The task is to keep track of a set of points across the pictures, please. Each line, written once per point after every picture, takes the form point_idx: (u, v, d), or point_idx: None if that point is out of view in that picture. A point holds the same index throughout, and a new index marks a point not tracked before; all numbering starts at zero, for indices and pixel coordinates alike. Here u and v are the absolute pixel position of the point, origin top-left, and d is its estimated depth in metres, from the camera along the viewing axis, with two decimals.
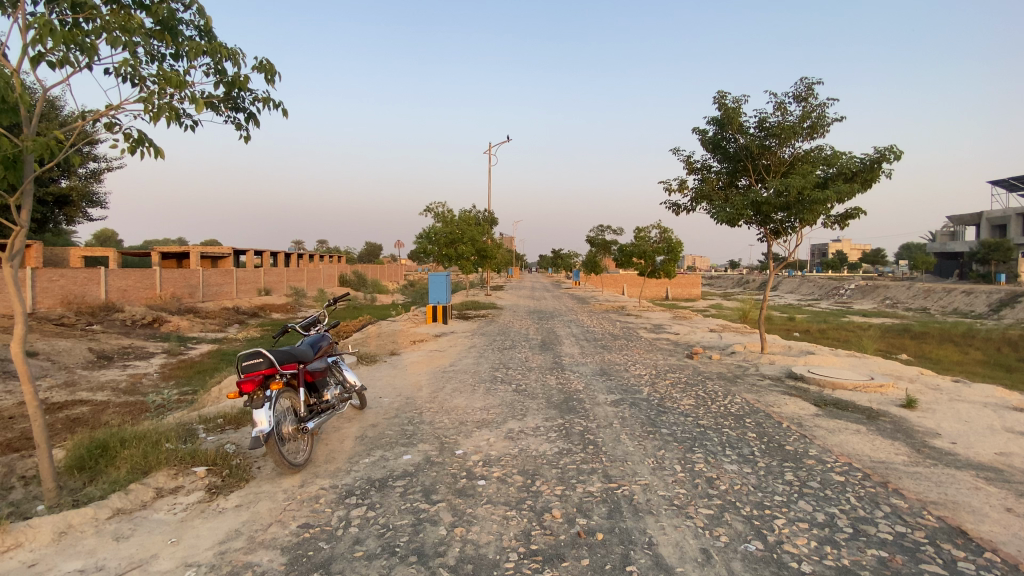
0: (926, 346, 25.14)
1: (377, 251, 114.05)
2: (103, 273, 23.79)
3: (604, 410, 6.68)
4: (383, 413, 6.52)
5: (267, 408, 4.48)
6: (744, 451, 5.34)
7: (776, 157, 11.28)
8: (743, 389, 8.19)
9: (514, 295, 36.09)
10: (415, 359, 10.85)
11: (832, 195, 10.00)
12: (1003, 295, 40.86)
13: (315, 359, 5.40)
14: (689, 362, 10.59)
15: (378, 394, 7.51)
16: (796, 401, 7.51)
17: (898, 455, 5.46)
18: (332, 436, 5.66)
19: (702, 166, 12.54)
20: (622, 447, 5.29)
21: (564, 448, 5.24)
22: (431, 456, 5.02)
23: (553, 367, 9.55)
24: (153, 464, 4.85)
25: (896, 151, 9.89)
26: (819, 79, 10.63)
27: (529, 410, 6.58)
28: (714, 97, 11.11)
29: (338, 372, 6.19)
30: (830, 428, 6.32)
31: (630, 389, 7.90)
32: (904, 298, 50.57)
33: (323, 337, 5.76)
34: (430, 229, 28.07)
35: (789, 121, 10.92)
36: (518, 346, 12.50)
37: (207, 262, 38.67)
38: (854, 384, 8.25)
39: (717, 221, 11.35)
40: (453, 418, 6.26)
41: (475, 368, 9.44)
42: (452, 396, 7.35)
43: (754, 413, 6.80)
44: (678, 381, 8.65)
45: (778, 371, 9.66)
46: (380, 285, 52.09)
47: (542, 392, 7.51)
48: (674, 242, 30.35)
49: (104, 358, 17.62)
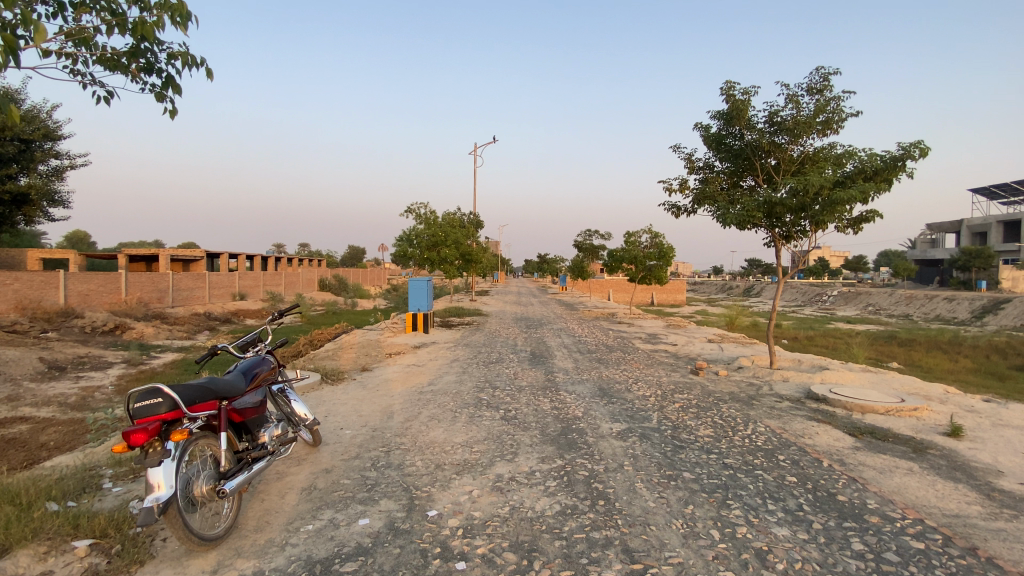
0: (916, 354, 24.60)
1: (359, 254, 111.83)
2: (63, 276, 22.14)
3: (611, 444, 5.60)
4: (342, 452, 5.33)
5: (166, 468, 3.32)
6: (789, 505, 4.25)
7: (786, 155, 10.38)
8: (764, 414, 7.13)
9: (500, 301, 35.05)
10: (390, 376, 9.62)
11: (856, 194, 9.05)
12: (985, 303, 41.00)
13: (247, 393, 4.23)
14: (696, 379, 9.51)
15: (339, 425, 6.30)
16: (827, 430, 6.48)
17: (971, 506, 4.23)
18: (271, 489, 4.46)
19: (704, 165, 11.54)
20: (640, 503, 4.19)
21: (569, 506, 4.11)
22: (396, 522, 3.85)
23: (545, 386, 8.42)
24: (14, 540, 3.41)
25: (922, 147, 9.00)
26: (835, 70, 9.76)
27: (520, 447, 5.44)
28: (720, 89, 10.12)
29: (284, 404, 5.05)
30: (877, 466, 5.24)
31: (637, 416, 6.80)
32: (887, 304, 50.62)
33: (261, 362, 4.58)
34: (412, 231, 26.80)
35: (802, 115, 9.99)
36: (506, 359, 11.32)
37: (179, 265, 36.69)
38: (886, 407, 7.28)
39: (723, 224, 10.33)
40: (427, 459, 5.10)
41: (457, 388, 8.28)
42: (427, 427, 6.17)
43: (786, 448, 5.74)
44: (689, 404, 7.56)
45: (795, 391, 8.65)
46: (362, 289, 50.54)
47: (534, 421, 6.36)
48: (666, 248, 29.35)
49: (56, 367, 15.98)
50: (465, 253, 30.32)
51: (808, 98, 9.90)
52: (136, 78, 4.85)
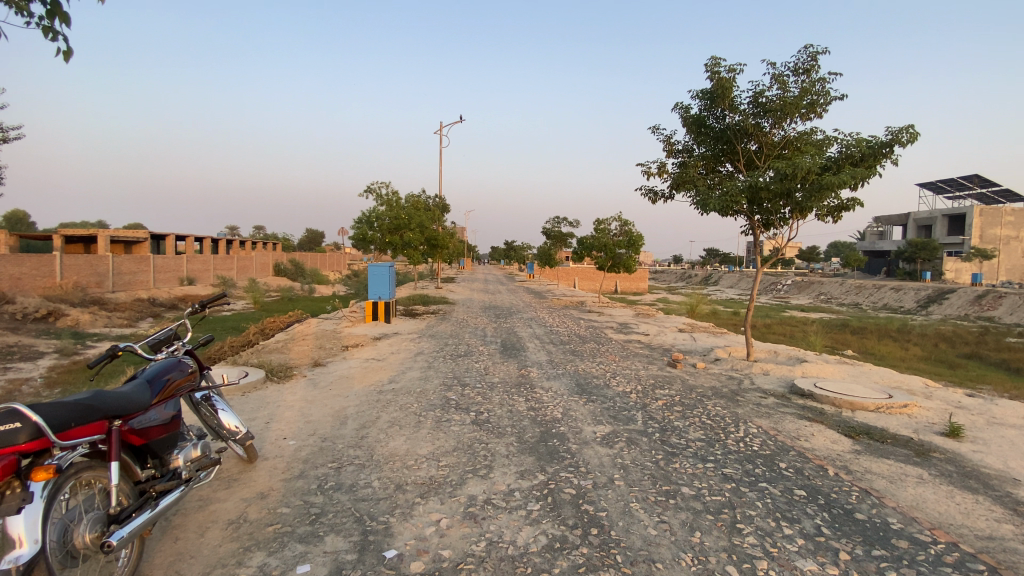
0: (870, 342, 25.31)
1: (319, 238, 108.16)
2: None
3: (597, 452, 4.95)
4: (282, 470, 4.48)
5: (30, 511, 2.44)
6: (805, 527, 3.72)
7: (769, 140, 9.94)
8: (753, 413, 6.65)
9: (465, 288, 34.42)
10: (344, 372, 8.70)
11: (845, 179, 8.67)
12: (930, 292, 43.01)
13: (153, 407, 3.28)
14: (676, 372, 8.98)
15: (282, 434, 5.41)
16: (821, 431, 6.08)
17: (1002, 526, 3.82)
18: (188, 524, 3.57)
19: (682, 149, 10.96)
20: (638, 530, 3.56)
21: (558, 538, 3.42)
22: (344, 571, 3.06)
23: (519, 383, 7.71)
24: None
25: (911, 132, 8.69)
26: (823, 49, 9.33)
27: (494, 459, 4.72)
28: (705, 66, 9.52)
29: (209, 415, 4.15)
30: (886, 475, 4.82)
31: (621, 416, 6.18)
32: (838, 293, 52.49)
33: (173, 367, 3.63)
34: (374, 213, 25.42)
35: (788, 96, 9.53)
36: (475, 351, 10.54)
37: (119, 246, 33.69)
38: (877, 404, 6.96)
39: (705, 210, 9.79)
40: (387, 479, 4.31)
41: (420, 386, 7.49)
42: (386, 435, 5.37)
43: (785, 452, 5.26)
44: (673, 401, 6.99)
45: (779, 385, 8.27)
46: (320, 274, 48.41)
47: (509, 425, 5.65)
48: (635, 235, 29.03)
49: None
50: (429, 238, 29.20)
51: (793, 78, 9.46)
52: (19, 9, 3.85)
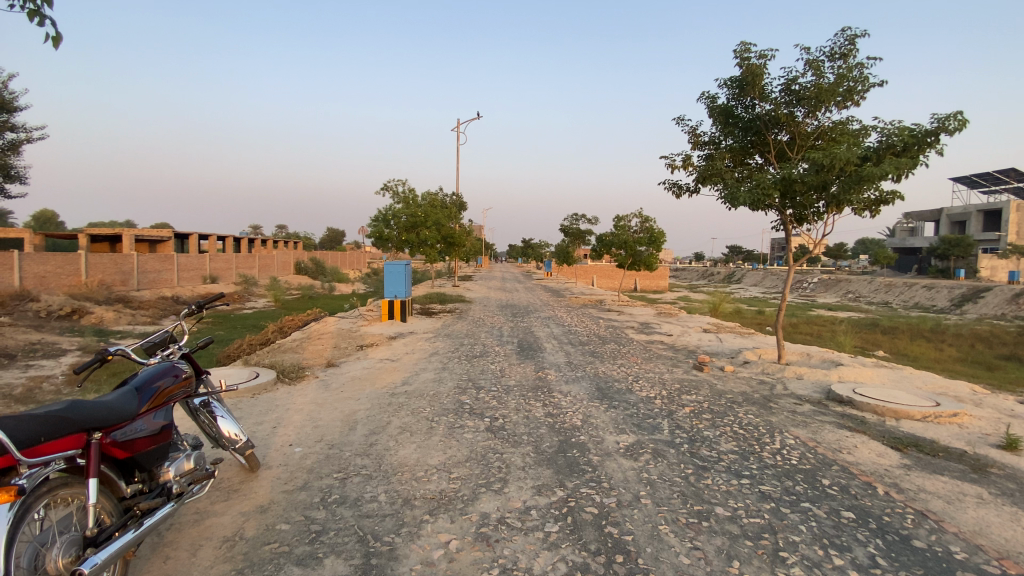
0: (901, 342, 24.25)
1: (339, 237, 109.33)
2: (16, 256, 20.22)
3: (620, 465, 4.59)
4: (285, 481, 4.23)
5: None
6: (857, 558, 3.30)
7: (802, 130, 9.38)
8: (788, 421, 6.20)
9: (483, 286, 33.98)
10: (358, 373, 8.47)
11: (888, 170, 8.09)
12: (964, 290, 41.23)
13: (140, 417, 3.01)
14: (702, 376, 8.52)
15: (288, 440, 5.17)
16: (863, 442, 5.62)
17: None
18: (181, 541, 3.32)
19: (709, 140, 10.45)
20: (669, 558, 3.19)
21: (579, 566, 3.07)
22: None
23: (537, 386, 7.36)
24: None
25: (959, 119, 8.09)
26: (862, 32, 8.76)
27: (509, 471, 4.39)
28: (734, 52, 9.01)
29: (208, 422, 3.92)
30: (941, 494, 4.35)
31: (646, 424, 5.79)
32: (866, 291, 50.71)
33: (165, 372, 3.36)
34: (391, 211, 25.30)
35: (824, 83, 8.97)
36: (491, 352, 10.22)
37: (144, 245, 34.25)
38: (924, 412, 6.45)
39: (734, 204, 9.27)
40: (394, 493, 4.02)
41: (434, 389, 7.21)
42: (396, 443, 5.10)
43: (827, 467, 4.82)
44: (701, 408, 6.56)
45: (813, 391, 7.77)
46: (339, 273, 48.75)
47: (525, 433, 5.32)
48: (657, 232, 28.32)
49: (11, 348, 13.82)
50: (446, 236, 29.03)
51: (830, 64, 8.90)
52: None
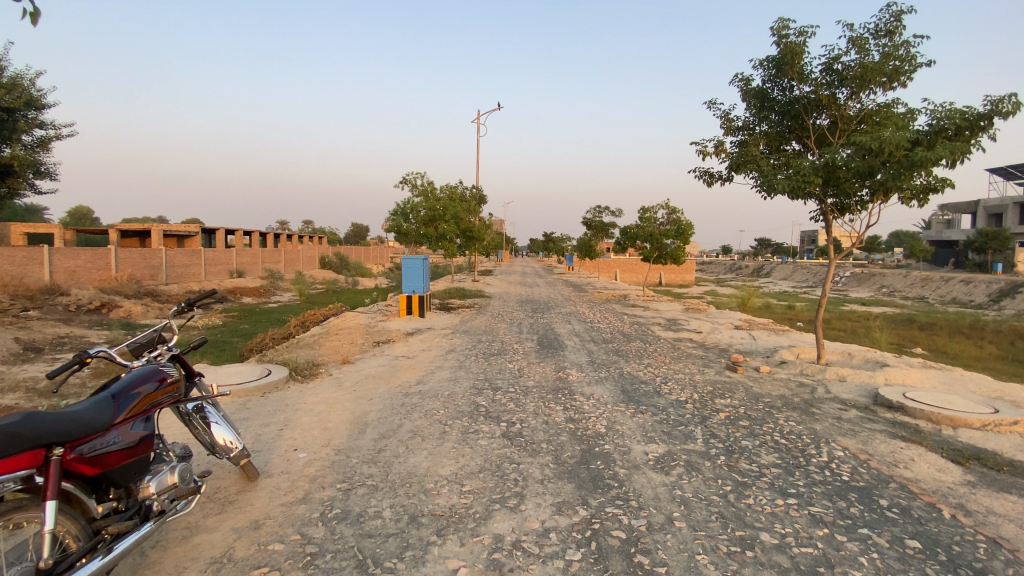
0: (939, 339, 22.98)
1: (363, 232, 110.56)
2: (48, 251, 20.66)
3: (650, 480, 4.14)
4: (284, 491, 3.93)
5: None
6: None
7: (843, 113, 8.70)
8: (833, 429, 5.65)
9: (503, 281, 33.50)
10: (372, 371, 8.18)
11: (942, 154, 7.37)
12: (1004, 285, 39.10)
13: (115, 428, 2.71)
14: (736, 378, 7.99)
15: (294, 445, 4.86)
16: (919, 453, 5.06)
17: None
18: (164, 562, 3.03)
19: (742, 125, 9.81)
20: None
21: None
22: None
23: (558, 388, 6.93)
24: None
25: (1016, 100, 7.34)
26: (910, 6, 8.04)
27: (526, 485, 3.99)
28: (771, 29, 8.37)
29: (201, 429, 3.62)
30: (1013, 517, 3.80)
31: (677, 433, 5.32)
32: (900, 285, 48.58)
33: (149, 374, 3.06)
34: (409, 205, 25.06)
35: (869, 61, 8.26)
36: (510, 349, 9.85)
37: (172, 241, 34.91)
38: (982, 420, 5.80)
39: (771, 193, 8.64)
40: (399, 508, 3.67)
41: (449, 389, 6.86)
42: (406, 449, 4.75)
43: (882, 484, 4.30)
44: (737, 414, 6.06)
45: (858, 395, 7.15)
46: (362, 267, 48.96)
47: (545, 441, 4.92)
48: (683, 224, 27.43)
49: (40, 342, 14.03)
50: (465, 230, 28.75)
51: (875, 41, 8.19)
52: None
